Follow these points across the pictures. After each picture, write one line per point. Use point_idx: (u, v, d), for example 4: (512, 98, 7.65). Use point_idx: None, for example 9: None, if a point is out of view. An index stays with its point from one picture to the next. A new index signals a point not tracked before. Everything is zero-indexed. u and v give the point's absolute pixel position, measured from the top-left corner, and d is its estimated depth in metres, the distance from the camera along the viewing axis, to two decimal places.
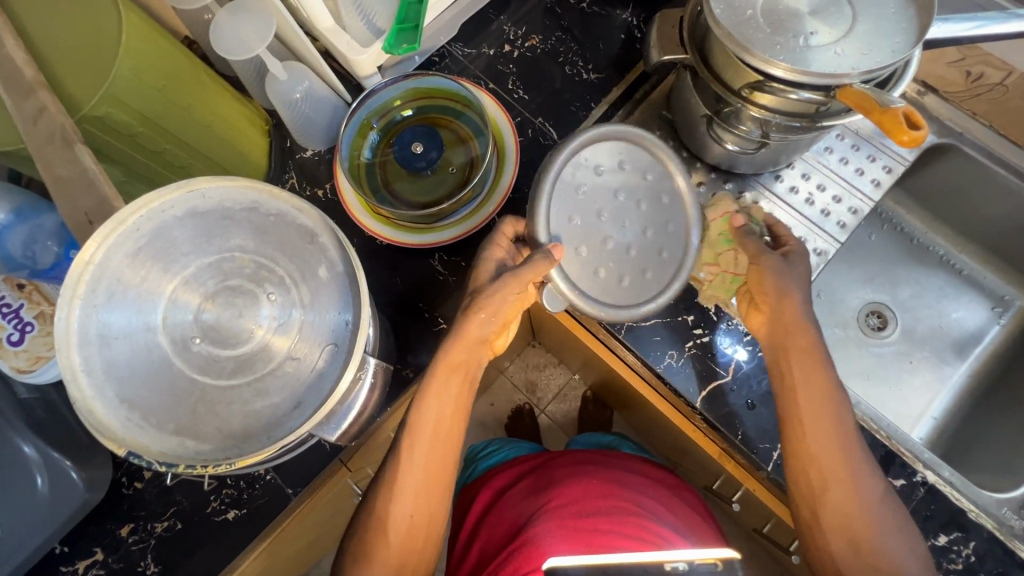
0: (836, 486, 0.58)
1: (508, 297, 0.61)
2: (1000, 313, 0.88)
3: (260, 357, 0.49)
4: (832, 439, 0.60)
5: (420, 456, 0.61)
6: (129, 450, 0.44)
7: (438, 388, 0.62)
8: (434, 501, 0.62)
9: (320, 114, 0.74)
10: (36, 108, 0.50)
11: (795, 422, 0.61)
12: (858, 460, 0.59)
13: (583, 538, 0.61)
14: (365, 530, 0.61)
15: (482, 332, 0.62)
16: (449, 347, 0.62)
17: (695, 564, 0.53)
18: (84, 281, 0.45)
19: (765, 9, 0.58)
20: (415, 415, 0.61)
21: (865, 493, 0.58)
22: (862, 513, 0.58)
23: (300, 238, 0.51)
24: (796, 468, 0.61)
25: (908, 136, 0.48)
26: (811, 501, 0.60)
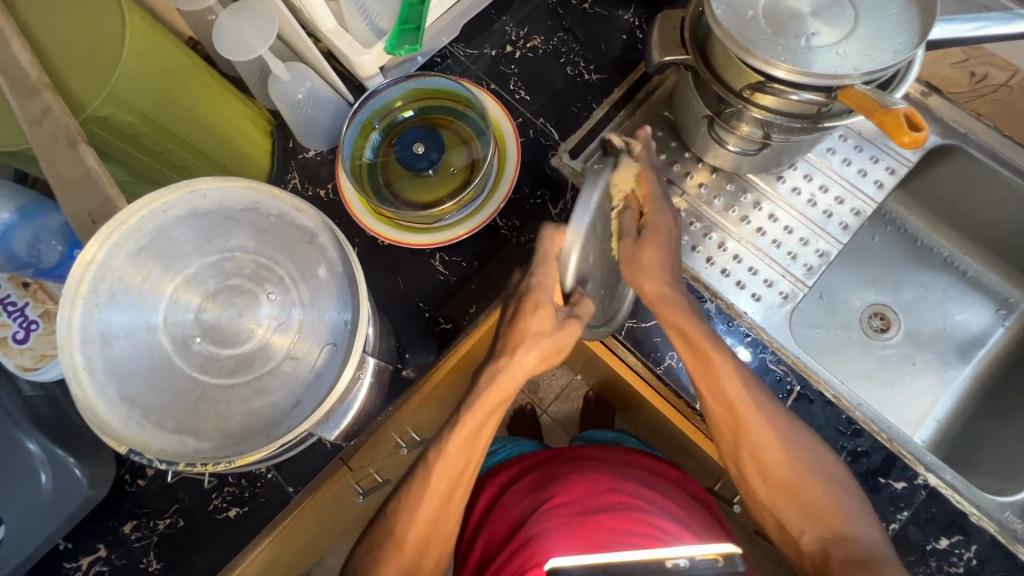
0: (757, 429, 0.62)
1: (549, 346, 0.58)
2: (1005, 315, 0.88)
3: (260, 356, 0.49)
4: (736, 385, 0.63)
5: (443, 482, 0.61)
6: (130, 449, 0.44)
7: (477, 420, 0.60)
8: (451, 517, 0.63)
9: (323, 115, 0.74)
10: (40, 108, 0.50)
11: (717, 386, 0.63)
12: (767, 405, 0.63)
13: (581, 536, 0.60)
14: (379, 542, 0.62)
15: (524, 372, 0.60)
16: (489, 381, 0.60)
17: (698, 558, 0.57)
18: (87, 281, 0.45)
19: (767, 10, 0.58)
20: (446, 442, 0.61)
21: (782, 433, 0.62)
22: (775, 453, 0.61)
23: (299, 238, 0.52)
24: (719, 418, 0.64)
25: (909, 138, 0.49)
26: (734, 442, 0.63)
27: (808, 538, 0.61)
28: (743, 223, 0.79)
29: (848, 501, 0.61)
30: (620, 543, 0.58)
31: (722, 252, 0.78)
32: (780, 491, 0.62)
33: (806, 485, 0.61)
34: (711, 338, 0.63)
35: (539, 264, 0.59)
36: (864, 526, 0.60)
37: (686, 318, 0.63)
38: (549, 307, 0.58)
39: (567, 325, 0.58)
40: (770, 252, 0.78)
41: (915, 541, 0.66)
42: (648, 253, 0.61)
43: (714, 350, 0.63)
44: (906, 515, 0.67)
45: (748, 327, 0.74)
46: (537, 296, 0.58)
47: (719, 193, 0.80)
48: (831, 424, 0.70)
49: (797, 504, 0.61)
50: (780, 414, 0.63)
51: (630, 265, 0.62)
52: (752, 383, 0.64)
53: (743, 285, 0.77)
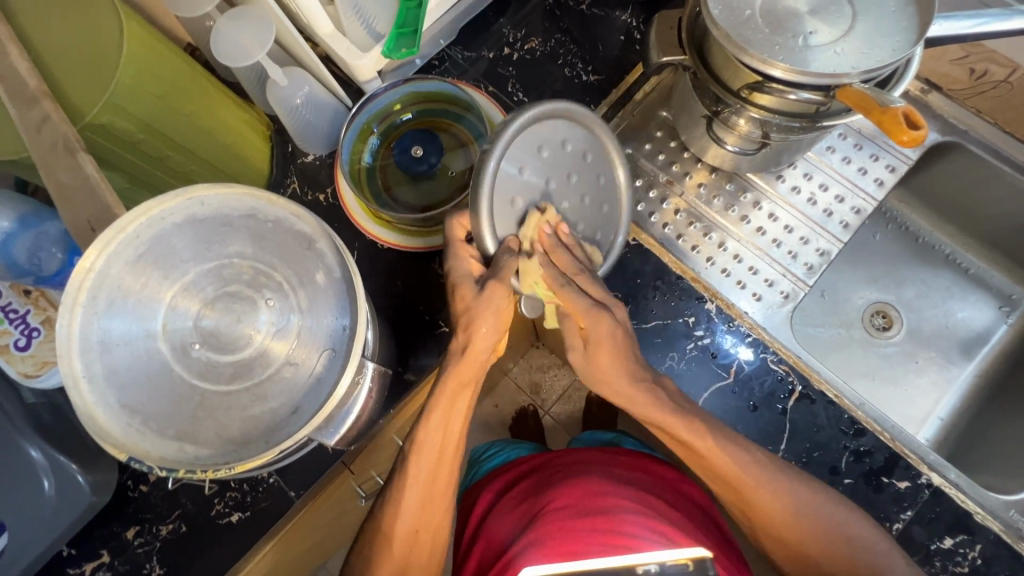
0: (768, 505, 0.61)
1: (495, 315, 0.58)
2: (1007, 312, 0.87)
3: (258, 362, 0.49)
4: (735, 469, 0.61)
5: (422, 472, 0.61)
6: (130, 456, 0.44)
7: (442, 411, 0.61)
8: (437, 512, 0.63)
9: (321, 119, 0.74)
10: (39, 117, 0.51)
11: (710, 469, 0.63)
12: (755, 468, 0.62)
13: (564, 543, 0.60)
14: (369, 543, 0.62)
15: (482, 351, 0.60)
16: (447, 367, 0.61)
17: None
18: (86, 289, 0.46)
19: (764, 10, 0.58)
20: (419, 431, 0.61)
21: (798, 507, 0.61)
22: (790, 527, 0.61)
23: (298, 243, 0.52)
24: (727, 494, 0.63)
25: (908, 136, 0.48)
26: (746, 514, 0.63)
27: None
28: (742, 222, 0.79)
29: (881, 556, 0.60)
30: (598, 546, 0.57)
31: (722, 252, 0.77)
32: (794, 553, 0.62)
33: (833, 549, 0.60)
34: (702, 432, 0.62)
35: (459, 253, 0.61)
36: (885, 557, 0.59)
37: (654, 409, 0.62)
38: (472, 288, 0.59)
39: (489, 288, 0.56)
40: (770, 251, 0.78)
41: (919, 541, 0.65)
42: (601, 361, 0.62)
43: (715, 452, 0.61)
44: (910, 515, 0.66)
45: (749, 327, 0.73)
46: (456, 279, 0.60)
47: (719, 193, 0.80)
48: (834, 424, 0.69)
49: (813, 571, 0.62)
50: (799, 489, 0.61)
51: (588, 376, 0.64)
52: (760, 463, 0.62)
53: (743, 285, 0.76)
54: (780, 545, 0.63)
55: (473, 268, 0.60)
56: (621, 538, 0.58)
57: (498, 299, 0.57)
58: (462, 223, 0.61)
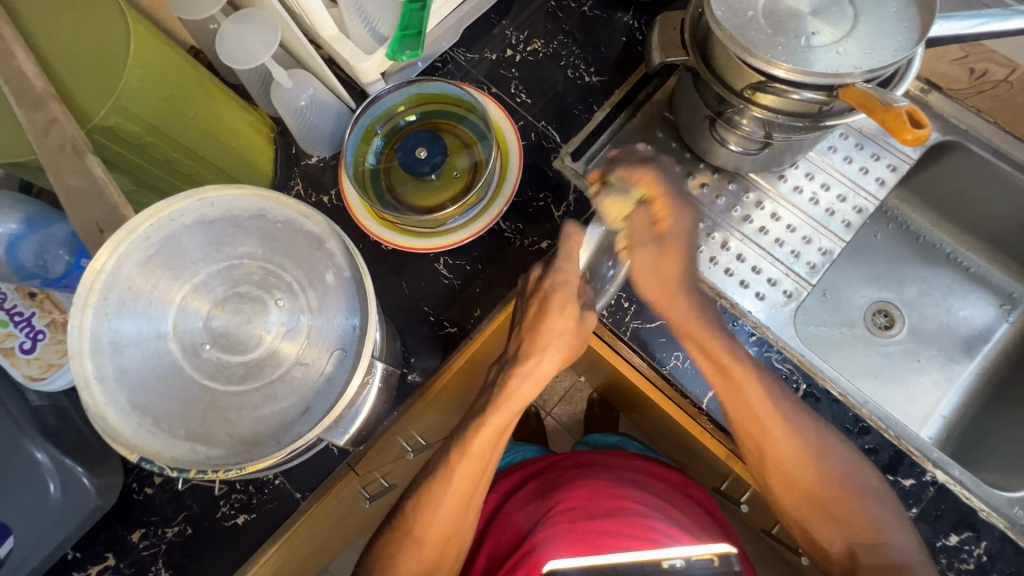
0: (784, 447, 0.63)
1: (564, 341, 0.62)
2: (1009, 310, 0.88)
3: (269, 362, 0.49)
4: (764, 405, 0.63)
5: (465, 479, 0.61)
6: (141, 457, 0.44)
7: (498, 421, 0.61)
8: (468, 519, 0.63)
9: (325, 121, 0.75)
10: (46, 119, 0.51)
11: (739, 401, 0.64)
12: (794, 418, 0.63)
13: (585, 540, 0.61)
14: (395, 539, 0.62)
15: (547, 373, 0.63)
16: (511, 384, 0.61)
17: (694, 560, 0.59)
18: (97, 290, 0.46)
19: (767, 11, 0.58)
20: (470, 440, 0.61)
21: (814, 448, 0.63)
22: (806, 470, 0.63)
23: (306, 243, 0.52)
24: (743, 424, 0.64)
25: (911, 135, 0.49)
26: (761, 455, 0.64)
27: (835, 546, 0.63)
28: (745, 222, 0.79)
29: (881, 511, 0.61)
30: (625, 545, 0.59)
31: (725, 252, 0.78)
32: (803, 496, 0.64)
33: (836, 493, 0.62)
34: (745, 365, 0.64)
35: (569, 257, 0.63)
36: (899, 535, 0.60)
37: (695, 320, 0.64)
38: (569, 306, 0.61)
39: (587, 314, 0.63)
40: (773, 251, 0.78)
41: (924, 538, 0.66)
42: (665, 263, 0.63)
43: (739, 370, 0.63)
44: (915, 512, 0.66)
45: (754, 325, 0.74)
46: (556, 289, 0.62)
47: (722, 193, 0.80)
48: (838, 422, 0.70)
49: (819, 509, 0.63)
50: (812, 429, 0.63)
51: (645, 274, 0.64)
52: (784, 398, 0.64)
53: (747, 284, 0.77)
54: (789, 490, 0.64)
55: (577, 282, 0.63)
56: (643, 542, 0.59)
57: (573, 323, 0.61)
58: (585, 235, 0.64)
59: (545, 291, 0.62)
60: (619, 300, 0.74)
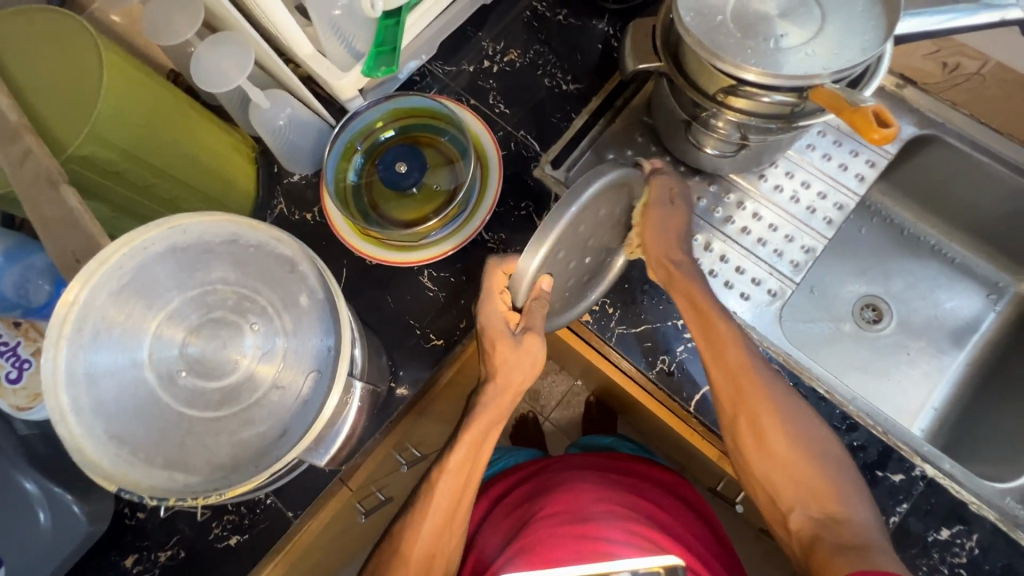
0: (761, 405, 0.62)
1: (531, 363, 0.60)
2: (995, 300, 0.88)
3: (246, 387, 0.49)
4: (741, 359, 0.64)
5: (448, 497, 0.61)
6: (120, 487, 0.45)
7: (475, 438, 0.61)
8: (454, 539, 0.62)
9: (305, 139, 0.75)
10: (20, 151, 0.51)
11: (721, 346, 0.64)
12: (774, 384, 0.63)
13: (544, 552, 0.60)
14: (384, 561, 0.61)
15: (513, 390, 0.61)
16: (483, 403, 0.61)
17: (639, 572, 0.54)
18: (70, 321, 0.46)
19: (735, 15, 0.59)
20: (447, 457, 0.61)
21: (783, 408, 0.62)
22: (773, 428, 0.62)
23: (281, 267, 0.52)
24: (722, 381, 0.64)
25: (879, 134, 0.49)
26: (733, 410, 0.63)
27: (796, 516, 0.60)
28: (727, 223, 0.79)
29: (842, 480, 0.60)
30: (575, 557, 0.58)
31: (709, 253, 0.78)
32: (774, 463, 0.61)
33: (804, 463, 0.60)
34: (731, 324, 0.65)
35: (493, 295, 0.60)
36: (858, 509, 0.58)
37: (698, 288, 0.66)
38: (506, 339, 0.58)
39: (525, 339, 0.58)
40: (756, 250, 0.79)
41: (916, 533, 0.66)
42: (675, 219, 0.67)
43: (722, 321, 0.65)
44: (905, 507, 0.66)
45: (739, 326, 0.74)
46: (488, 326, 0.59)
47: (703, 194, 0.80)
48: (826, 420, 0.70)
49: (786, 476, 0.61)
50: (781, 388, 0.64)
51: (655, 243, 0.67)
52: (760, 359, 0.65)
53: (731, 285, 0.77)
54: (762, 456, 0.62)
55: (507, 317, 0.60)
56: (600, 547, 0.58)
57: (511, 351, 0.58)
58: (506, 268, 0.60)
59: (483, 333, 0.60)
60: (605, 306, 0.75)
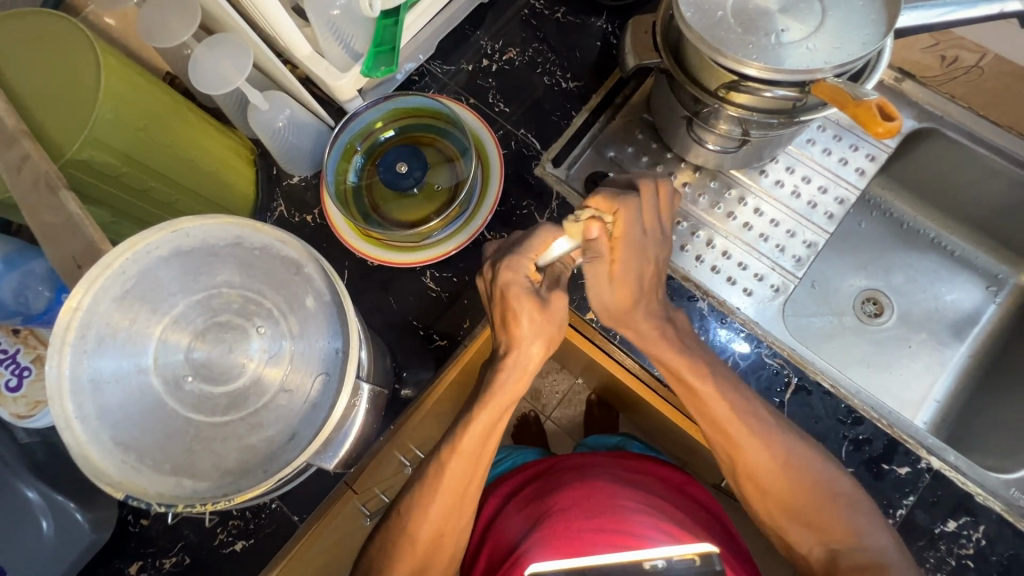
0: (756, 456, 0.61)
1: (547, 331, 0.58)
2: (995, 292, 0.88)
3: (253, 391, 0.49)
4: (729, 414, 0.62)
5: (456, 479, 0.60)
6: (127, 494, 0.44)
7: (488, 420, 0.59)
8: (462, 518, 0.62)
9: (305, 140, 0.74)
10: (19, 156, 0.51)
11: (701, 405, 0.63)
12: (772, 434, 0.61)
13: (572, 543, 0.60)
14: (391, 539, 0.62)
15: (531, 366, 0.59)
16: (497, 381, 0.59)
17: (674, 560, 0.57)
18: (74, 328, 0.45)
19: (736, 10, 0.58)
20: (458, 440, 0.60)
21: (785, 459, 0.60)
22: (774, 477, 0.60)
23: (285, 269, 0.52)
24: (713, 434, 0.63)
25: (883, 128, 0.49)
26: (730, 462, 0.63)
27: (811, 550, 0.60)
28: (729, 219, 0.79)
29: (858, 517, 0.59)
30: (607, 548, 0.58)
31: (711, 249, 0.78)
32: (782, 507, 0.61)
33: (815, 500, 0.59)
34: (705, 372, 0.63)
35: (526, 251, 0.57)
36: (877, 535, 0.58)
37: (663, 345, 0.63)
38: (531, 296, 0.57)
39: (551, 298, 0.58)
40: (758, 246, 0.79)
41: (922, 525, 0.66)
42: (620, 304, 0.62)
43: (703, 383, 0.62)
44: (912, 500, 0.67)
45: (742, 322, 0.74)
46: (511, 291, 0.57)
47: (704, 191, 0.80)
48: (831, 414, 0.70)
49: (795, 519, 0.61)
50: (780, 436, 0.61)
51: (605, 307, 0.63)
52: (755, 411, 0.62)
53: (734, 281, 0.77)
54: (763, 500, 0.62)
55: (532, 274, 0.58)
56: (631, 540, 0.58)
57: (539, 313, 0.57)
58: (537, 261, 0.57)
59: (501, 291, 0.57)
60: None
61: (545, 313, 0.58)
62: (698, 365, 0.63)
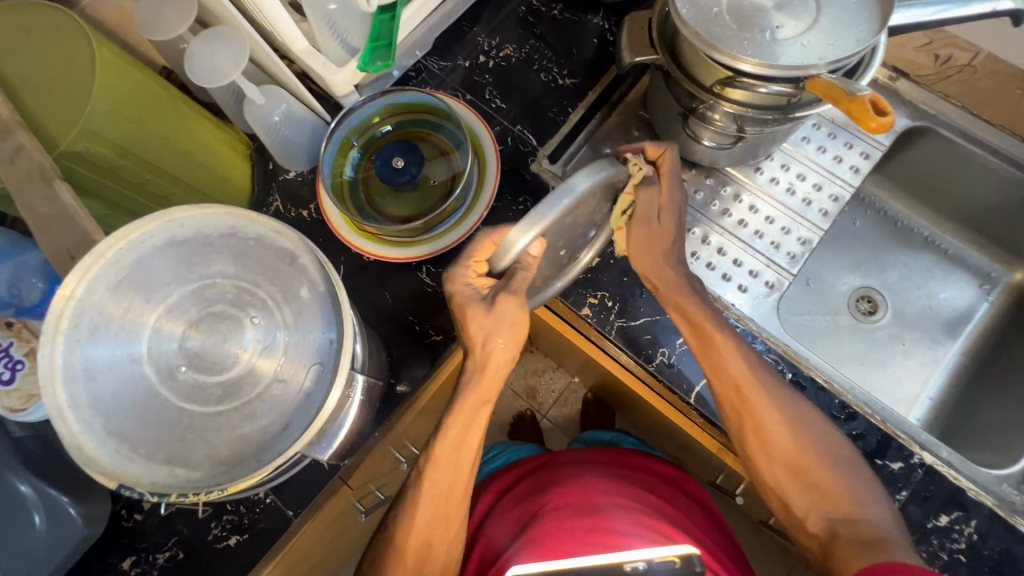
0: (768, 418, 0.62)
1: (510, 328, 0.56)
2: (988, 290, 0.89)
3: (246, 381, 0.49)
4: (743, 369, 0.63)
5: (438, 485, 0.60)
6: (120, 483, 0.44)
7: (461, 423, 0.59)
8: (452, 520, 0.61)
9: (300, 135, 0.74)
10: (13, 147, 0.51)
11: (719, 368, 0.63)
12: (783, 395, 0.62)
13: (554, 544, 0.59)
14: (383, 553, 0.62)
15: (499, 366, 0.58)
16: (466, 383, 0.59)
17: (655, 562, 0.48)
18: (66, 317, 0.45)
19: (731, 6, 0.59)
20: (433, 447, 0.60)
21: (791, 418, 0.61)
22: (780, 436, 0.61)
23: (281, 260, 0.52)
24: (723, 390, 0.64)
25: (876, 123, 0.49)
26: (739, 420, 0.63)
27: (811, 518, 0.60)
28: (724, 216, 0.80)
29: (857, 484, 0.59)
30: (587, 547, 0.57)
31: (707, 246, 0.78)
32: (781, 468, 0.61)
33: (818, 464, 0.60)
34: (729, 335, 0.63)
35: (465, 260, 0.57)
36: (875, 509, 0.58)
37: (684, 293, 0.63)
38: (475, 304, 0.55)
39: (498, 302, 0.54)
40: (753, 243, 0.79)
41: (915, 520, 0.66)
42: (661, 235, 0.62)
43: (720, 335, 0.63)
44: (905, 495, 0.67)
45: (737, 318, 0.74)
46: (460, 301, 0.56)
47: (699, 188, 0.81)
48: (825, 410, 0.70)
49: (798, 479, 0.61)
50: (790, 401, 0.62)
51: (640, 251, 0.63)
52: (764, 370, 0.63)
53: (729, 277, 0.77)
54: (767, 459, 0.62)
55: (478, 283, 0.57)
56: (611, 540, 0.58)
57: (484, 315, 0.54)
58: (474, 266, 0.57)
59: (454, 305, 0.57)
60: (603, 299, 0.75)
61: (490, 317, 0.54)
62: (715, 320, 0.63)
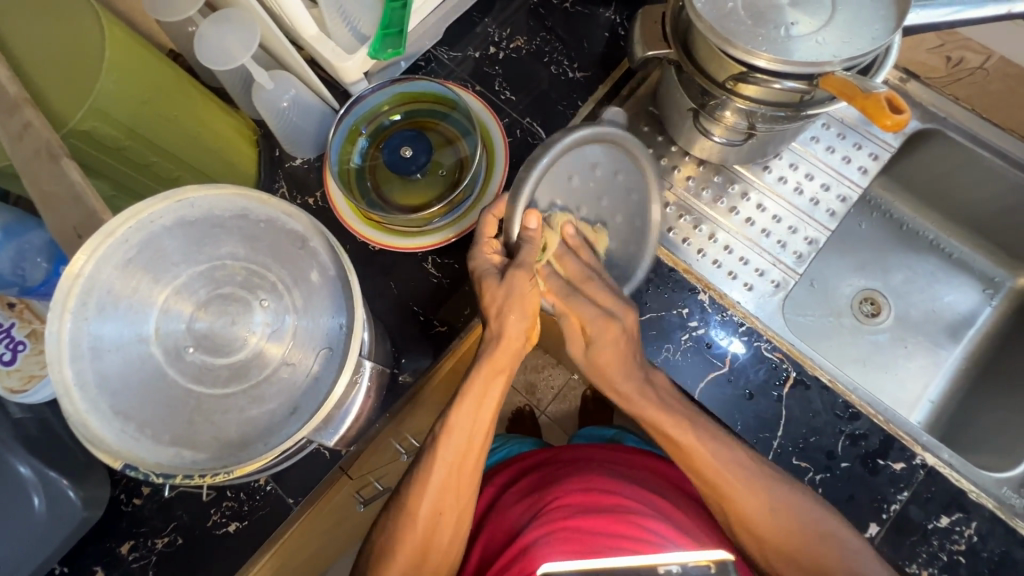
0: (744, 502, 0.61)
1: (521, 303, 0.59)
2: (991, 295, 0.89)
3: (254, 363, 0.48)
4: (717, 463, 0.61)
5: (455, 452, 0.61)
6: (125, 463, 0.44)
7: (478, 393, 0.61)
8: (465, 498, 0.62)
9: (308, 121, 0.74)
10: (20, 124, 0.50)
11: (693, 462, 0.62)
12: (759, 480, 0.61)
13: (576, 541, 0.58)
14: (391, 522, 0.61)
15: (517, 342, 0.60)
16: (484, 355, 0.61)
17: (689, 567, 0.48)
18: (75, 294, 0.45)
19: (747, 2, 0.58)
20: (450, 416, 0.61)
21: (778, 505, 0.60)
22: (761, 521, 0.60)
23: (291, 243, 0.51)
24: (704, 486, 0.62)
25: (891, 120, 0.49)
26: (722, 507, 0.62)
27: None
28: (732, 213, 0.80)
29: (853, 554, 0.59)
30: (616, 548, 0.56)
31: (713, 243, 0.78)
32: (768, 545, 0.61)
33: (805, 542, 0.59)
34: (686, 426, 0.62)
35: (479, 238, 0.62)
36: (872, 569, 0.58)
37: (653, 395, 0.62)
38: (492, 277, 0.59)
39: (511, 276, 0.58)
40: (760, 241, 0.79)
41: (916, 521, 0.66)
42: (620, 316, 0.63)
43: (691, 434, 0.62)
44: (906, 495, 0.67)
45: (741, 317, 0.74)
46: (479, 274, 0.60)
47: (707, 185, 0.80)
48: (829, 409, 0.70)
49: (788, 558, 0.60)
50: (766, 478, 0.61)
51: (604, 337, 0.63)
52: (742, 464, 0.62)
53: (735, 275, 0.77)
54: (754, 538, 0.62)
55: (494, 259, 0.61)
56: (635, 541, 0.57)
57: (500, 292, 0.58)
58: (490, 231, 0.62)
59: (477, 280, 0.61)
60: None
61: (510, 298, 0.58)
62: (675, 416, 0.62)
